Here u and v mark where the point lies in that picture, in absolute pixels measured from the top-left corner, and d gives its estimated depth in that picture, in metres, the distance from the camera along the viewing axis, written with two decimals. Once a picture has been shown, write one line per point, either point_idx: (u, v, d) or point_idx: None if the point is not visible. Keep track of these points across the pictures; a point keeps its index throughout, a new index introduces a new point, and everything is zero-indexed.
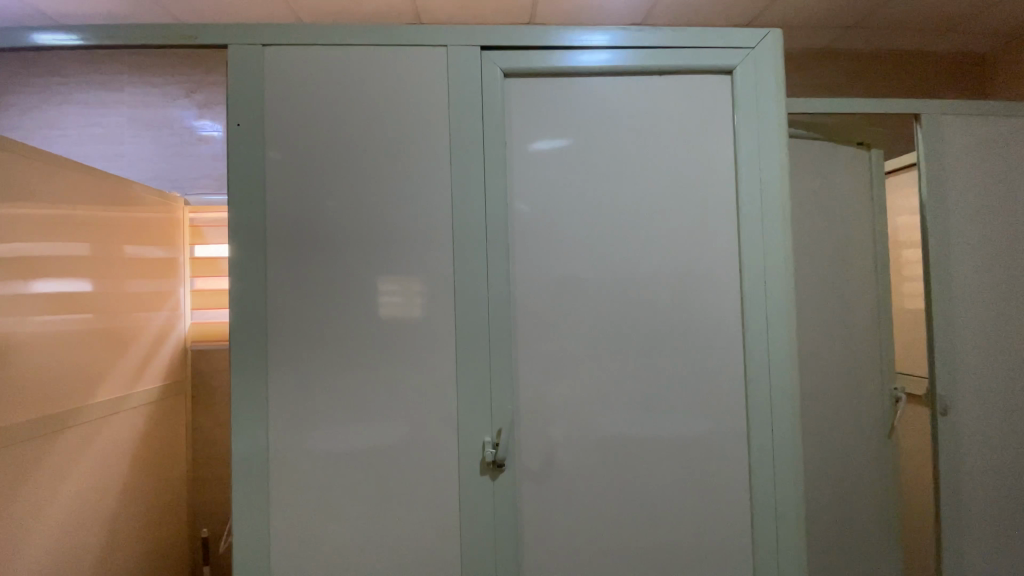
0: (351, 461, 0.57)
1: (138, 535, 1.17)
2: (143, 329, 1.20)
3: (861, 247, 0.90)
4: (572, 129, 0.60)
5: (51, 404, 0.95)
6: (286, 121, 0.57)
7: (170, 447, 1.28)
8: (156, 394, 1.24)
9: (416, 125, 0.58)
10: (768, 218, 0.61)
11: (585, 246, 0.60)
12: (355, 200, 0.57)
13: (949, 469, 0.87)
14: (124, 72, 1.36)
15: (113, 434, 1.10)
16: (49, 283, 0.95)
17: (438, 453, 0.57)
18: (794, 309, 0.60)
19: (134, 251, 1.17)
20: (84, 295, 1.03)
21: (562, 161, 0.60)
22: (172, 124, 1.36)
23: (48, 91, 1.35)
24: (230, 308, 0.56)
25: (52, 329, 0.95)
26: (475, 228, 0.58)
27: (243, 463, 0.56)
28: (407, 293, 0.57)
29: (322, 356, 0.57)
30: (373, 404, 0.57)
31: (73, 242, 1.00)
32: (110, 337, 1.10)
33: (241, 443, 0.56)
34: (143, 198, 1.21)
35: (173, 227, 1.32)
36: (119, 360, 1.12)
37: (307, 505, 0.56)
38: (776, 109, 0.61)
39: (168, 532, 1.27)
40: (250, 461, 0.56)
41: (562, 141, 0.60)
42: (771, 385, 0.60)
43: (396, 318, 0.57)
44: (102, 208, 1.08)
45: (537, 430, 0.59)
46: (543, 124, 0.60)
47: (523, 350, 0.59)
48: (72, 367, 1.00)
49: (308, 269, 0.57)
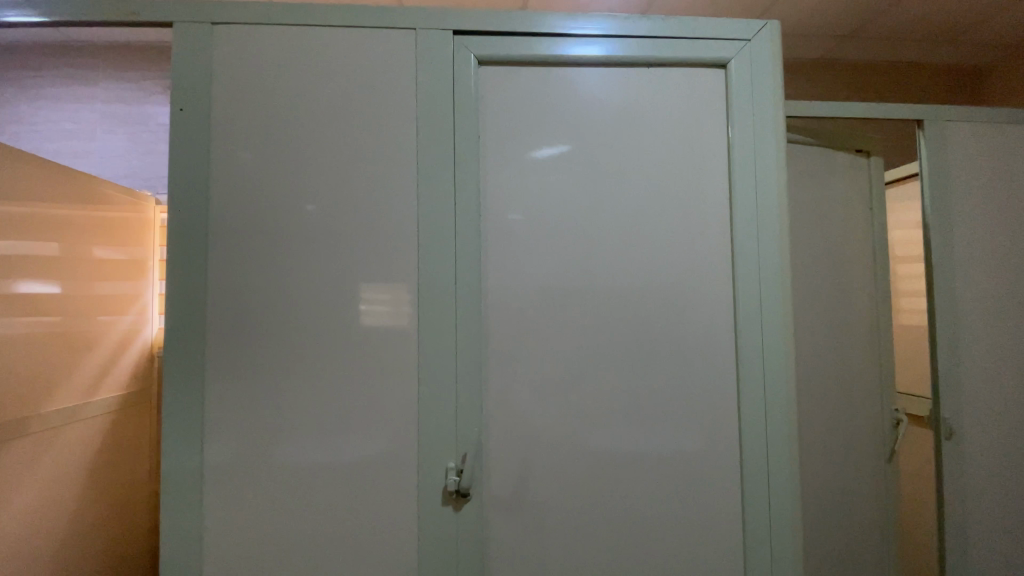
0: (298, 488, 0.51)
1: (96, 554, 1.09)
2: (108, 333, 1.14)
3: (860, 258, 0.86)
4: (556, 128, 0.55)
5: (10, 409, 0.89)
6: (235, 107, 0.52)
7: (131, 459, 1.21)
8: (119, 402, 1.18)
9: (380, 116, 0.53)
10: (764, 223, 0.56)
11: (571, 255, 0.55)
12: (312, 195, 0.52)
13: (953, 497, 0.82)
14: (101, 66, 1.31)
15: (70, 444, 1.03)
16: (18, 283, 0.90)
17: (397, 479, 0.51)
18: (792, 322, 0.55)
19: (104, 252, 1.12)
20: (51, 297, 0.98)
21: (549, 163, 0.55)
22: (147, 120, 1.31)
23: (18, 83, 1.29)
24: (165, 311, 0.50)
25: (12, 332, 0.90)
26: (444, 229, 0.53)
27: (176, 485, 0.50)
28: (389, 299, 0.52)
29: (268, 369, 0.51)
30: (326, 423, 0.51)
31: (44, 240, 0.96)
32: (74, 342, 1.05)
33: (175, 463, 0.50)
34: (112, 196, 1.15)
35: (143, 227, 1.26)
36: (78, 366, 1.06)
37: (247, 535, 0.50)
38: (773, 105, 0.57)
39: (128, 551, 1.20)
40: (183, 482, 0.50)
41: (548, 141, 0.55)
42: (766, 405, 0.55)
43: (371, 326, 0.52)
44: (69, 207, 1.02)
45: (508, 452, 0.53)
46: (525, 121, 0.55)
47: (493, 363, 0.53)
48: (36, 370, 0.95)
49: (254, 270, 0.51)
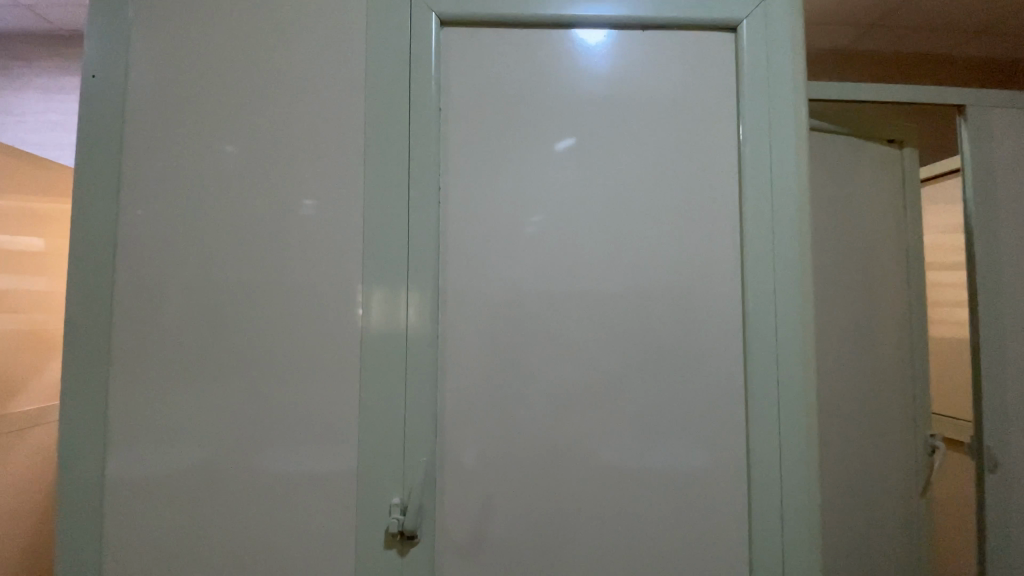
0: (216, 513, 0.44)
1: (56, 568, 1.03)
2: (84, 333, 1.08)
3: (891, 264, 0.76)
4: (542, 115, 0.47)
5: None
6: (161, 80, 0.46)
7: None
8: None
9: (328, 94, 0.46)
10: (780, 214, 0.47)
11: (561, 262, 0.47)
12: (249, 181, 0.46)
13: (1000, 538, 0.72)
14: None
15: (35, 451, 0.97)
16: None
17: (338, 509, 0.44)
18: (814, 335, 0.46)
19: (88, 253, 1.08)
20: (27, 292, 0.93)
21: (567, 168, 0.47)
22: None
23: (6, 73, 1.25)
24: (71, 305, 0.44)
25: None
26: (397, 221, 0.45)
27: (74, 502, 0.44)
28: (388, 303, 0.45)
29: (187, 374, 0.45)
30: (258, 444, 0.44)
31: (31, 236, 0.94)
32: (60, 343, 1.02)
33: (75, 476, 0.44)
34: None
35: None
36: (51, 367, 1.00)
37: (156, 565, 0.44)
38: (792, 75, 0.48)
39: None
40: (83, 498, 0.44)
41: (569, 140, 0.47)
42: (779, 434, 0.46)
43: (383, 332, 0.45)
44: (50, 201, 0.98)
45: (466, 484, 0.45)
46: (506, 107, 0.47)
47: (451, 377, 0.45)
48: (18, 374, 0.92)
49: (174, 262, 0.45)
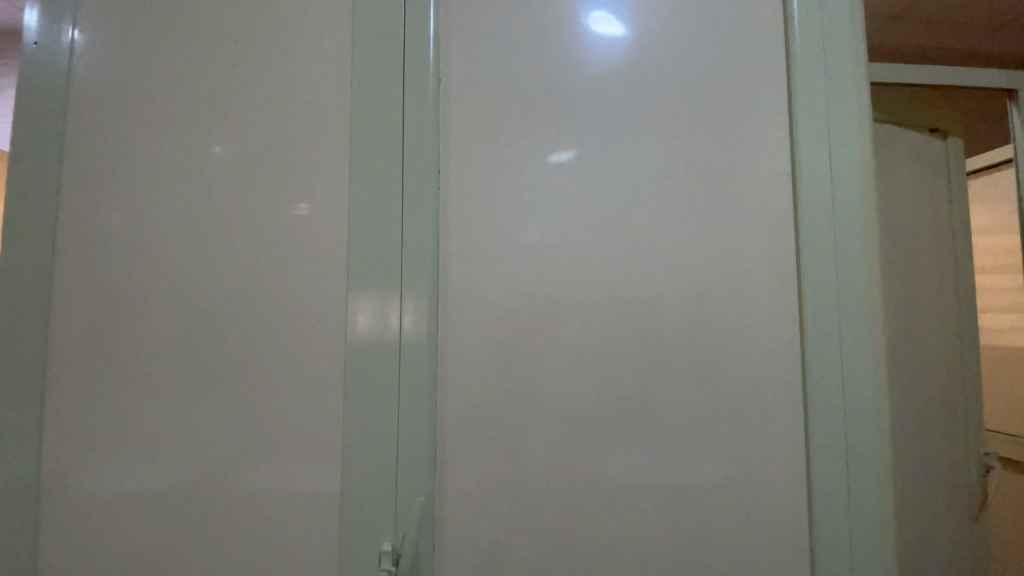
0: (174, 551, 0.38)
1: None
2: None
3: (940, 265, 0.70)
4: (557, 80, 0.41)
5: None
6: (126, 60, 0.41)
7: None
8: None
9: (310, 76, 0.41)
10: (842, 194, 0.40)
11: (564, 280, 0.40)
12: (223, 175, 0.40)
13: None
14: None
15: None
16: None
17: (319, 553, 0.38)
18: (883, 338, 0.39)
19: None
20: None
21: (572, 172, 0.40)
22: None
23: None
24: (23, 311, 0.39)
25: None
26: (384, 220, 0.40)
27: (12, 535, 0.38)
28: (377, 307, 0.39)
29: (146, 390, 0.39)
30: (226, 475, 0.39)
31: None
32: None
33: (16, 504, 0.39)
34: None
35: None
36: None
37: None
38: (849, 29, 0.41)
39: None
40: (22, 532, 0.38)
41: (574, 138, 0.41)
42: (847, 459, 0.38)
43: (364, 340, 0.39)
44: None
45: (472, 522, 0.38)
46: (500, 100, 0.41)
47: (452, 392, 0.39)
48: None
49: (135, 263, 0.40)
